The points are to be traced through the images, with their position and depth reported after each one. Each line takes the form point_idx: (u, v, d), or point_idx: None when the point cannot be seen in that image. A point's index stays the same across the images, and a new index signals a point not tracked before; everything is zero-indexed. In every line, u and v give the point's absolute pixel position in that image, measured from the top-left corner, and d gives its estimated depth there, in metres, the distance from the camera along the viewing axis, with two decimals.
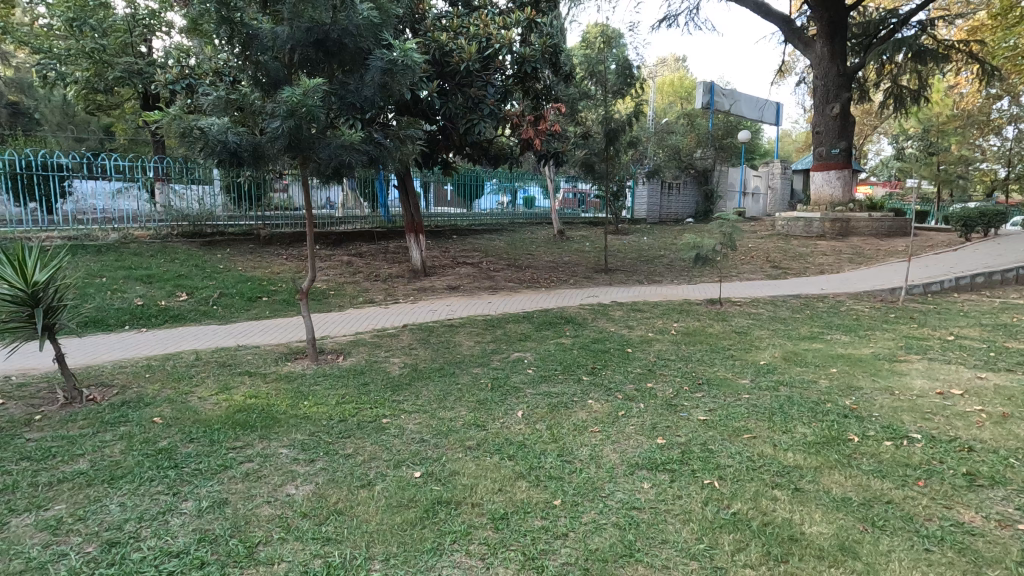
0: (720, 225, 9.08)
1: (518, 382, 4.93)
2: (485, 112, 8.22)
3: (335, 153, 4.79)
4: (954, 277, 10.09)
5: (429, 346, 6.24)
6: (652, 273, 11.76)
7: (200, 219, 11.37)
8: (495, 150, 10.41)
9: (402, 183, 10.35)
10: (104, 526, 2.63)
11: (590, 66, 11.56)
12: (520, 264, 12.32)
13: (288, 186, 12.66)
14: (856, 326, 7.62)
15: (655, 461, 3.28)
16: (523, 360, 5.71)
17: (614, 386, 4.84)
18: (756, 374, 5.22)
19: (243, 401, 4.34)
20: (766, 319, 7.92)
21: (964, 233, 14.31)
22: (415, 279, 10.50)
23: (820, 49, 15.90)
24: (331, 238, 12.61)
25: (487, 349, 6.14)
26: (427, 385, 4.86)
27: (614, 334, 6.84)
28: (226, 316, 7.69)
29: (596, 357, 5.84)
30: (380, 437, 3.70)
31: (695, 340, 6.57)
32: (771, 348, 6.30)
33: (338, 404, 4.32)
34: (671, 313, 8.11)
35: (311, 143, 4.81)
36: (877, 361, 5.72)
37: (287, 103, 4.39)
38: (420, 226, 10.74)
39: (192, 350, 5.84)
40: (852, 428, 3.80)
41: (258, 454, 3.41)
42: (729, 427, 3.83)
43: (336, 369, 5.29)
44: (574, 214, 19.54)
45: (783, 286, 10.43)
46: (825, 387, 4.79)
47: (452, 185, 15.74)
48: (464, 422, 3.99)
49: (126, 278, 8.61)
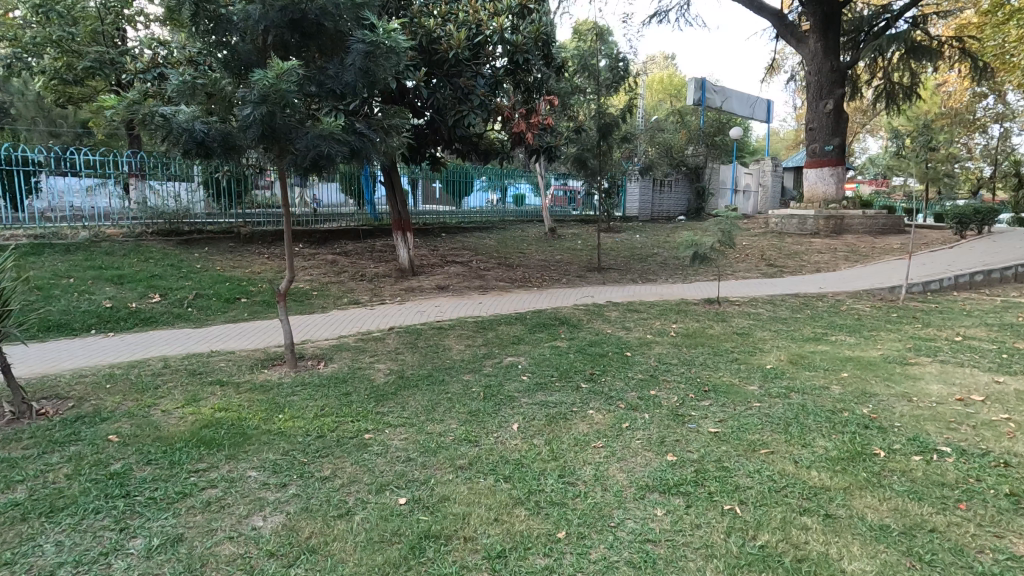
0: (718, 222, 8.78)
1: (512, 390, 4.59)
2: (476, 104, 7.89)
3: (313, 143, 4.37)
4: (954, 275, 9.90)
5: (417, 350, 5.89)
6: (645, 271, 11.48)
7: (176, 217, 10.90)
8: (485, 146, 10.07)
9: (387, 179, 9.93)
10: (34, 572, 2.26)
11: (581, 60, 11.28)
12: (511, 263, 11.97)
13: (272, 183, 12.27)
14: (860, 326, 7.37)
15: (668, 483, 2.97)
16: (517, 365, 5.37)
17: (616, 394, 4.52)
18: (765, 380, 4.92)
19: (211, 415, 3.95)
20: (767, 320, 7.65)
21: (958, 230, 14.20)
22: (402, 279, 10.11)
23: (815, 45, 15.63)
24: (315, 236, 12.17)
25: (479, 354, 5.79)
26: (414, 395, 4.50)
27: (611, 337, 6.52)
28: (201, 319, 7.26)
29: (594, 361, 5.51)
30: (361, 456, 3.35)
31: (696, 343, 6.26)
32: (776, 350, 6.02)
33: (316, 417, 3.94)
34: (668, 314, 7.82)
35: (288, 133, 4.42)
36: (888, 364, 5.45)
37: (259, 87, 4.00)
38: (407, 224, 10.35)
39: (161, 356, 5.43)
40: (876, 441, 3.51)
41: (223, 478, 3.04)
42: (743, 441, 3.52)
43: (316, 377, 4.92)
44: (565, 212, 19.21)
45: (780, 285, 10.18)
46: (839, 394, 4.50)
47: (440, 182, 15.38)
48: (454, 437, 3.65)
49: (95, 279, 8.13)
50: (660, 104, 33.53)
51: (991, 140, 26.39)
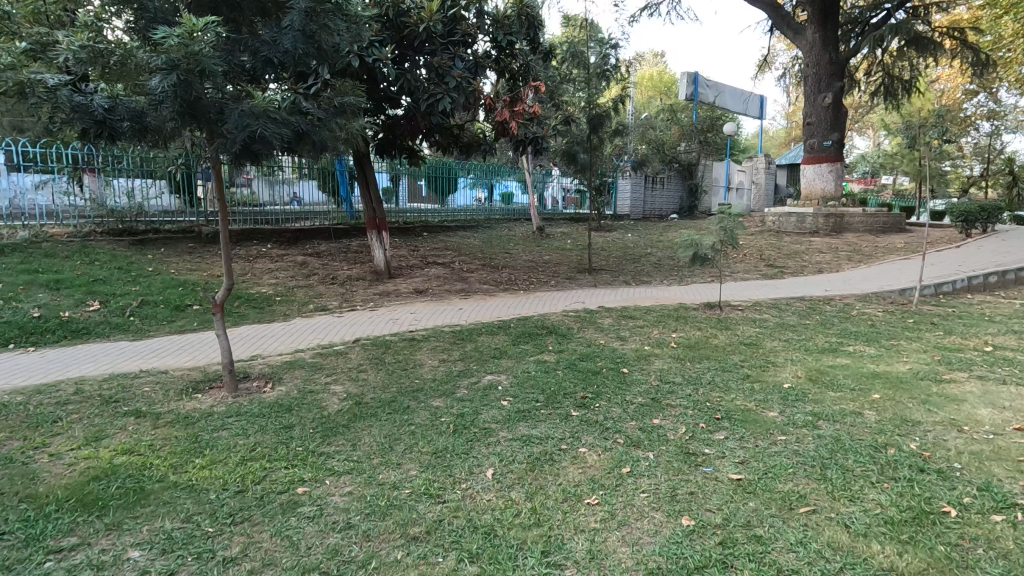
0: (721, 220, 8.07)
1: (488, 421, 3.82)
2: (452, 86, 6.92)
3: (242, 124, 3.56)
4: (966, 277, 9.30)
5: (383, 368, 5.11)
6: (638, 273, 10.75)
7: (128, 216, 9.93)
8: (467, 138, 9.33)
9: (361, 173, 9.09)
10: None
11: (570, 47, 10.53)
12: (497, 264, 11.22)
13: (251, 181, 11.44)
14: (876, 334, 6.69)
15: (688, 566, 2.25)
16: (497, 386, 4.62)
17: (612, 424, 3.78)
18: (785, 405, 4.21)
19: (108, 463, 3.15)
20: (774, 327, 6.97)
21: (963, 228, 13.64)
22: (377, 282, 9.31)
23: (813, 35, 15.00)
24: (285, 235, 11.33)
25: (453, 371, 5.03)
26: (369, 429, 3.71)
27: (605, 349, 5.79)
28: (142, 330, 6.41)
29: (586, 380, 4.78)
30: (289, 523, 2.58)
31: (700, 356, 5.55)
32: (791, 366, 5.30)
33: (241, 463, 3.16)
34: (667, 320, 7.10)
35: (215, 112, 3.63)
36: (921, 383, 4.75)
37: (167, 50, 3.19)
38: (383, 222, 9.52)
39: (77, 379, 4.59)
40: (940, 493, 2.81)
41: (90, 564, 2.28)
42: (775, 495, 2.80)
43: (255, 405, 4.11)
44: (553, 210, 18.44)
45: (784, 287, 9.52)
46: (877, 424, 3.78)
47: (423, 179, 14.64)
48: (412, 491, 2.89)
49: (28, 284, 7.25)
50: (651, 100, 32.91)
51: (983, 136, 26.07)
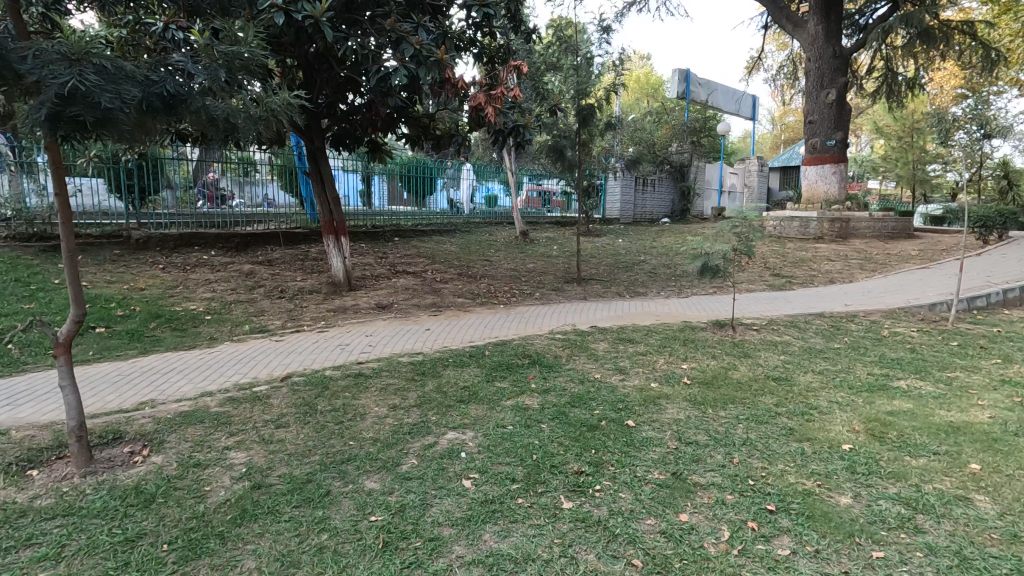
0: (733, 226, 6.86)
1: (441, 525, 2.58)
2: (408, 55, 5.62)
3: (49, 73, 2.33)
4: (1001, 290, 8.27)
5: (311, 422, 3.82)
6: (633, 283, 9.56)
7: (40, 219, 8.41)
8: (440, 131, 8.10)
9: (315, 170, 7.64)
10: None
11: (558, 30, 9.40)
12: (475, 273, 9.94)
13: (218, 181, 10.35)
14: (925, 362, 5.59)
15: None
16: (460, 450, 3.39)
17: (622, 528, 2.56)
18: (861, 484, 3.02)
19: None
20: (801, 353, 5.83)
21: (980, 235, 12.72)
22: (333, 295, 7.98)
23: (815, 28, 14.06)
24: (233, 240, 9.96)
25: (405, 426, 3.78)
26: (256, 543, 2.45)
27: (601, 387, 4.59)
28: (15, 363, 5.04)
29: (582, 439, 3.57)
30: None
31: (723, 399, 4.35)
32: (843, 414, 4.10)
33: None
34: (674, 345, 5.92)
35: (18, 58, 2.42)
36: (1021, 442, 3.61)
37: None
38: (342, 226, 8.13)
39: None
40: None
41: None
42: None
43: (101, 494, 2.82)
44: (538, 213, 17.26)
45: (797, 301, 8.44)
46: (1003, 524, 2.61)
47: (398, 179, 13.39)
48: None
49: None
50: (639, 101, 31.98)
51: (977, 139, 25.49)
